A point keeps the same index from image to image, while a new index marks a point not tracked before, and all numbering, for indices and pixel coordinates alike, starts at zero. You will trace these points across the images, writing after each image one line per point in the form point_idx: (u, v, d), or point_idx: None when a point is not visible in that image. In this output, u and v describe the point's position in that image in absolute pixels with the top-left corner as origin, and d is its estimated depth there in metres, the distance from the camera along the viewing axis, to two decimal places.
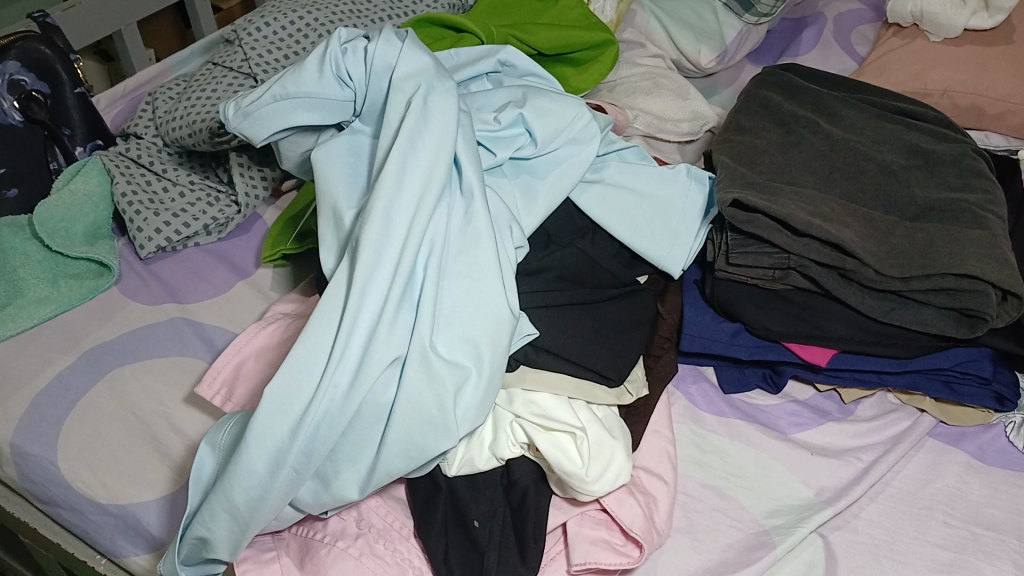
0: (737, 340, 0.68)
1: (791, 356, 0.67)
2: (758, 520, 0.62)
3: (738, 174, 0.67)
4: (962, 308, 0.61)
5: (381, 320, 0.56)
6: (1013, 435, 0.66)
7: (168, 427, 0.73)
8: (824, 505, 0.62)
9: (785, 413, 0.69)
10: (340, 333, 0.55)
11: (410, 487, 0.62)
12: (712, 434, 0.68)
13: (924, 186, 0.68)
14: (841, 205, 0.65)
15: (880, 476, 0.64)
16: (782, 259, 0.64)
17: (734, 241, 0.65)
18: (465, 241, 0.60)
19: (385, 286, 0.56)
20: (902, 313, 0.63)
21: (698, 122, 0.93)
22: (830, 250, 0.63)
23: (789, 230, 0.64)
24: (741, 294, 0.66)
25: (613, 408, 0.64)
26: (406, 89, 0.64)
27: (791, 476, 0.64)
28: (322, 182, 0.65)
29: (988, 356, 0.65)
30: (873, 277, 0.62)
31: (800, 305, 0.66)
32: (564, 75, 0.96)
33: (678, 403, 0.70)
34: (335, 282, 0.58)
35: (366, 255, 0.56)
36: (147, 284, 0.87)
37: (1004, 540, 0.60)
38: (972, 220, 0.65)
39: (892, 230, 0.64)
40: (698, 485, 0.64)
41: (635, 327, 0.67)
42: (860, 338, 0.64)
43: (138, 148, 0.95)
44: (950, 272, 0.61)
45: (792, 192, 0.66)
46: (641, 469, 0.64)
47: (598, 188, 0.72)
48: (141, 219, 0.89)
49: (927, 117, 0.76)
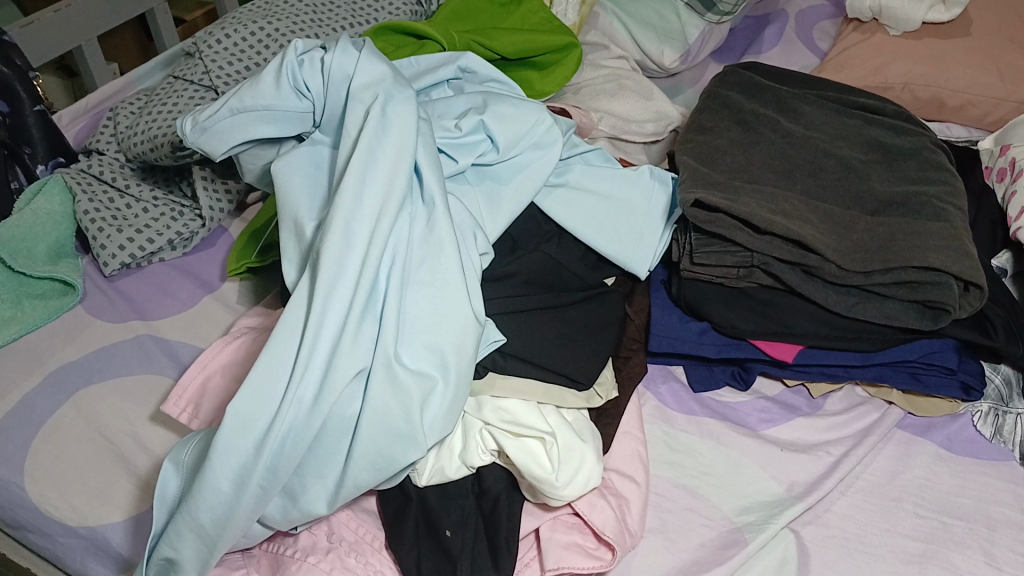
0: (704, 339, 0.68)
1: (759, 353, 0.67)
2: (730, 517, 0.62)
3: (700, 175, 0.67)
4: (924, 300, 0.62)
5: (344, 331, 0.55)
6: (980, 424, 0.67)
7: (136, 446, 0.72)
8: (795, 501, 0.62)
9: (754, 409, 0.69)
10: (302, 347, 0.54)
11: (381, 498, 0.62)
12: (683, 433, 0.68)
13: (884, 179, 0.68)
14: (801, 201, 0.66)
15: (850, 469, 0.64)
16: (745, 257, 0.64)
17: (698, 241, 0.66)
18: (428, 251, 0.60)
19: (345, 300, 0.55)
20: (865, 306, 0.63)
21: (663, 122, 0.93)
22: (793, 247, 0.63)
23: (751, 228, 0.64)
24: (706, 293, 0.67)
25: (583, 411, 0.64)
26: (365, 99, 0.64)
27: (762, 472, 0.65)
28: (283, 195, 0.65)
29: (953, 347, 0.65)
30: (836, 272, 0.63)
31: (765, 302, 0.66)
32: (528, 78, 0.96)
33: (648, 404, 0.70)
34: (297, 295, 0.57)
35: (327, 268, 0.56)
36: (112, 302, 0.86)
37: (973, 529, 0.60)
38: (931, 213, 0.65)
39: (852, 226, 0.65)
40: (669, 484, 0.64)
41: (602, 329, 0.67)
42: (826, 334, 0.65)
43: (99, 164, 0.94)
44: (910, 264, 0.61)
45: (753, 191, 0.66)
46: (613, 471, 0.64)
47: (562, 192, 0.72)
48: (104, 236, 0.88)
49: (885, 111, 0.77)
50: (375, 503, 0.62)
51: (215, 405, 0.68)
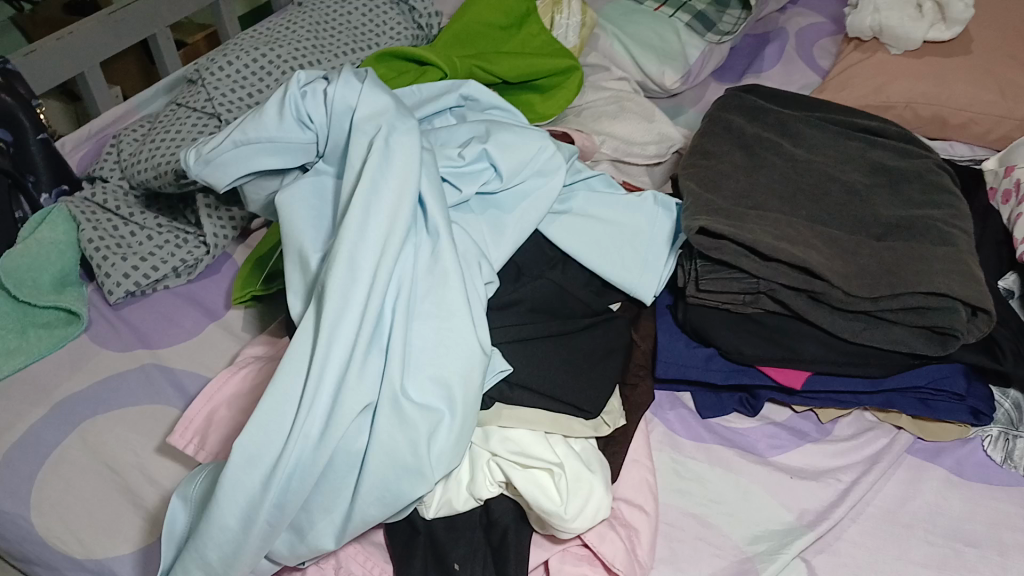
0: (711, 365, 0.68)
1: (766, 379, 0.67)
2: (741, 546, 0.61)
3: (705, 200, 0.67)
4: (932, 325, 0.62)
5: (346, 366, 0.55)
6: (990, 448, 0.67)
7: (143, 478, 0.72)
8: (805, 529, 0.62)
9: (764, 435, 0.69)
10: (301, 385, 0.54)
11: (389, 531, 0.61)
12: (691, 460, 0.68)
13: (889, 203, 0.68)
14: (806, 227, 0.66)
15: (861, 496, 0.64)
16: (751, 284, 0.64)
17: (703, 267, 0.65)
18: (431, 281, 0.60)
19: (348, 333, 0.55)
20: (873, 331, 0.63)
21: (665, 143, 0.94)
22: (798, 273, 0.63)
23: (757, 255, 0.63)
24: (712, 319, 0.66)
25: (591, 440, 0.64)
26: (369, 130, 0.64)
27: (772, 500, 0.64)
28: (288, 226, 0.64)
29: (961, 372, 0.65)
30: (843, 297, 0.62)
31: (771, 328, 0.66)
32: (530, 102, 0.96)
33: (656, 431, 0.70)
34: (301, 331, 0.57)
35: (332, 304, 0.56)
36: (117, 331, 0.86)
37: (985, 555, 0.60)
38: (937, 237, 0.65)
39: (858, 250, 0.64)
40: (678, 513, 0.64)
41: (608, 357, 0.67)
42: (834, 360, 0.64)
43: (103, 192, 0.94)
44: (918, 290, 0.61)
45: (758, 217, 0.66)
46: (622, 500, 0.64)
47: (566, 219, 0.72)
48: (108, 265, 0.88)
49: (888, 132, 0.77)
50: (382, 536, 0.62)
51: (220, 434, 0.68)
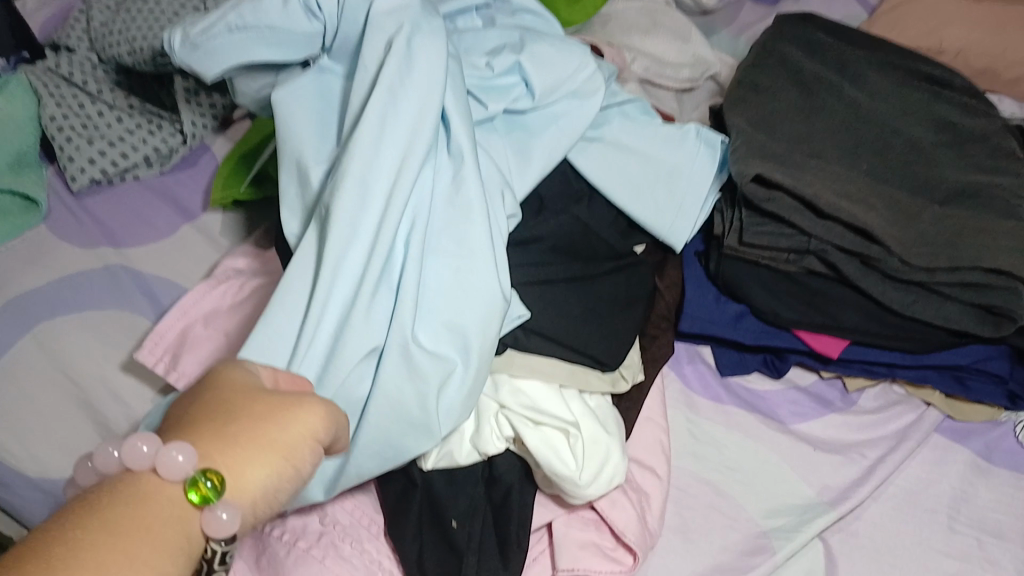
0: (740, 324, 0.63)
1: (799, 344, 0.62)
2: (756, 521, 0.58)
3: (756, 143, 0.60)
4: (989, 305, 0.57)
5: (354, 306, 0.49)
6: (1022, 435, 0.62)
7: (107, 395, 0.66)
8: (827, 508, 0.58)
9: (785, 400, 0.64)
10: (301, 323, 0.48)
11: (381, 480, 0.56)
12: (707, 422, 0.63)
13: (954, 163, 0.62)
14: (866, 183, 0.59)
15: (886, 475, 0.60)
16: (801, 242, 0.58)
17: (750, 218, 0.59)
18: (449, 215, 0.53)
19: (356, 268, 0.49)
20: (924, 305, 0.58)
21: (700, 67, 0.85)
22: (856, 236, 0.57)
23: (812, 211, 0.57)
24: (750, 275, 0.61)
25: (606, 396, 0.59)
26: (388, 27, 0.55)
27: (791, 472, 0.60)
28: (287, 132, 0.56)
29: (1006, 355, 0.61)
30: (899, 266, 0.57)
31: (813, 291, 0.60)
32: (553, 4, 0.86)
33: (671, 387, 0.65)
34: (300, 261, 0.50)
35: (338, 235, 0.49)
36: (79, 223, 0.77)
37: (1009, 549, 0.57)
38: (1004, 209, 0.59)
39: (920, 214, 0.58)
40: (691, 479, 0.60)
41: (629, 306, 0.61)
42: (878, 331, 0.59)
43: (69, 63, 0.83)
44: (981, 266, 0.56)
45: (816, 167, 0.59)
46: (633, 462, 0.59)
47: (597, 148, 0.64)
48: (72, 148, 0.79)
49: (953, 83, 0.70)
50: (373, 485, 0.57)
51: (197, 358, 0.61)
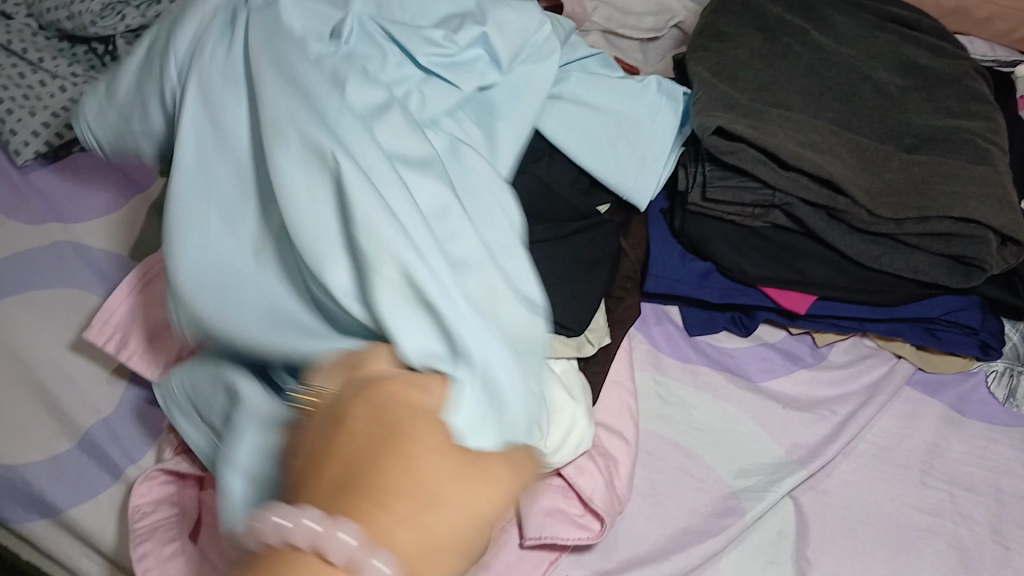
0: (707, 282, 0.61)
1: (767, 302, 0.61)
2: (726, 482, 0.57)
3: (719, 94, 0.58)
4: (959, 255, 0.56)
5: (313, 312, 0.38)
6: (993, 385, 0.62)
7: (58, 376, 0.63)
8: (797, 467, 0.57)
9: (754, 357, 0.63)
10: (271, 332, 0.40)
11: None
12: (675, 382, 0.62)
13: (922, 109, 0.60)
14: (832, 132, 0.58)
15: (856, 431, 0.59)
16: (765, 195, 0.56)
17: (712, 173, 0.57)
18: (408, 186, 0.42)
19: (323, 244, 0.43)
20: (892, 258, 0.57)
21: (665, 16, 0.82)
22: (820, 187, 0.55)
23: (776, 163, 0.55)
24: (714, 231, 0.59)
25: (572, 361, 0.57)
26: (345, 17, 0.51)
27: (761, 431, 0.59)
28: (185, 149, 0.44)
29: (977, 305, 0.60)
30: (864, 217, 0.55)
31: (779, 245, 0.59)
32: None
33: (639, 348, 0.64)
34: (259, 252, 0.42)
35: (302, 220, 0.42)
36: (26, 199, 0.74)
37: (980, 501, 0.57)
38: (974, 154, 0.58)
39: (887, 163, 0.57)
40: (660, 441, 0.59)
41: (595, 266, 0.58)
42: (846, 286, 0.58)
43: (9, 32, 0.80)
44: (949, 215, 0.55)
45: (780, 117, 0.57)
46: (601, 427, 0.58)
47: (560, 107, 0.61)
48: (14, 120, 0.75)
49: (922, 26, 0.68)
50: None
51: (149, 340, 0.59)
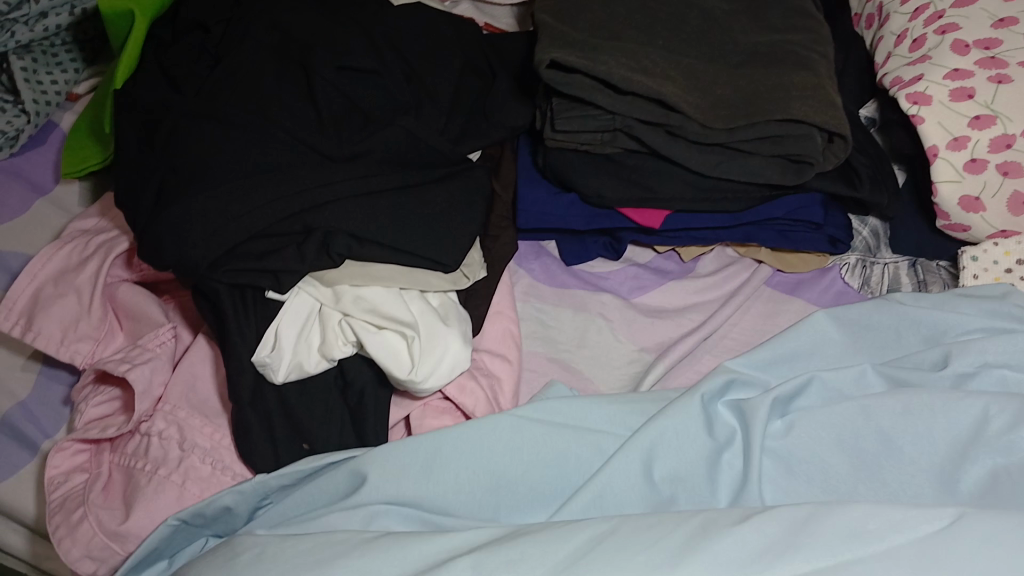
0: (572, 211, 0.69)
1: (626, 222, 0.68)
2: (630, 355, 0.68)
3: (556, 33, 0.63)
4: (789, 153, 0.62)
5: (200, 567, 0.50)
6: (848, 275, 0.73)
7: None
8: (651, 359, 0.68)
9: (627, 277, 0.73)
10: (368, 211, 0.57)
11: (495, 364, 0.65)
12: (553, 308, 0.71)
13: (747, 29, 0.66)
14: (663, 57, 0.63)
15: (716, 328, 0.69)
16: (608, 120, 0.62)
17: (559, 105, 0.63)
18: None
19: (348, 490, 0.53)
20: (731, 165, 0.63)
21: None
22: (654, 105, 0.61)
23: (611, 89, 0.61)
24: (573, 161, 0.66)
25: (450, 293, 0.64)
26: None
27: (617, 334, 0.70)
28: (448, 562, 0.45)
29: (819, 202, 0.69)
30: (698, 129, 0.61)
31: (631, 168, 0.65)
32: None
33: (521, 283, 0.73)
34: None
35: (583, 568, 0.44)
36: None
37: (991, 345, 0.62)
38: (797, 62, 0.63)
39: (715, 79, 0.62)
40: (542, 359, 0.68)
41: (469, 206, 0.64)
42: (689, 195, 0.65)
43: None
44: (775, 118, 0.60)
45: (614, 47, 0.62)
46: (484, 351, 0.66)
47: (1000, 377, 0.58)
48: None
49: None
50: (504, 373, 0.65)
51: (12, 210, 0.74)
